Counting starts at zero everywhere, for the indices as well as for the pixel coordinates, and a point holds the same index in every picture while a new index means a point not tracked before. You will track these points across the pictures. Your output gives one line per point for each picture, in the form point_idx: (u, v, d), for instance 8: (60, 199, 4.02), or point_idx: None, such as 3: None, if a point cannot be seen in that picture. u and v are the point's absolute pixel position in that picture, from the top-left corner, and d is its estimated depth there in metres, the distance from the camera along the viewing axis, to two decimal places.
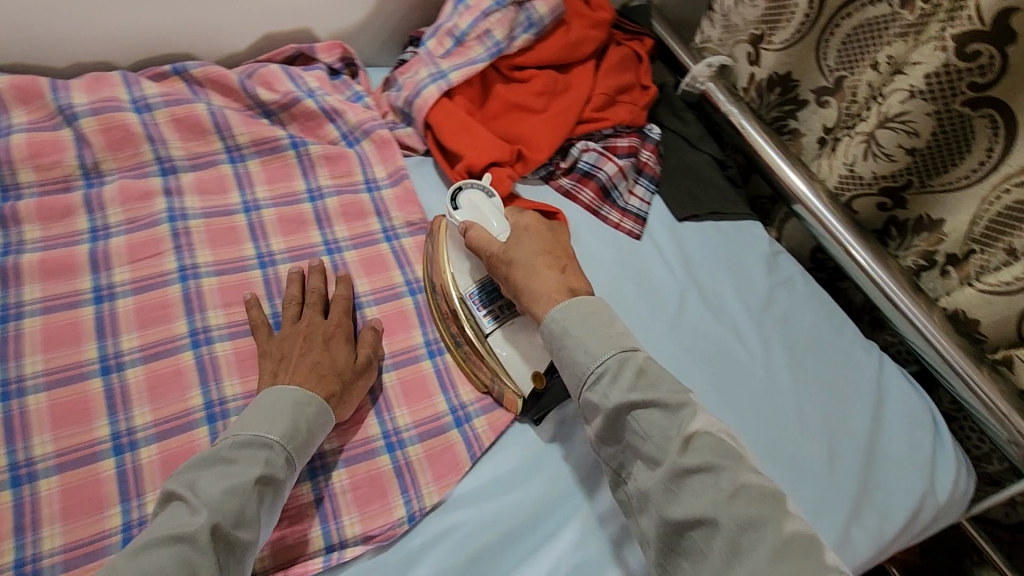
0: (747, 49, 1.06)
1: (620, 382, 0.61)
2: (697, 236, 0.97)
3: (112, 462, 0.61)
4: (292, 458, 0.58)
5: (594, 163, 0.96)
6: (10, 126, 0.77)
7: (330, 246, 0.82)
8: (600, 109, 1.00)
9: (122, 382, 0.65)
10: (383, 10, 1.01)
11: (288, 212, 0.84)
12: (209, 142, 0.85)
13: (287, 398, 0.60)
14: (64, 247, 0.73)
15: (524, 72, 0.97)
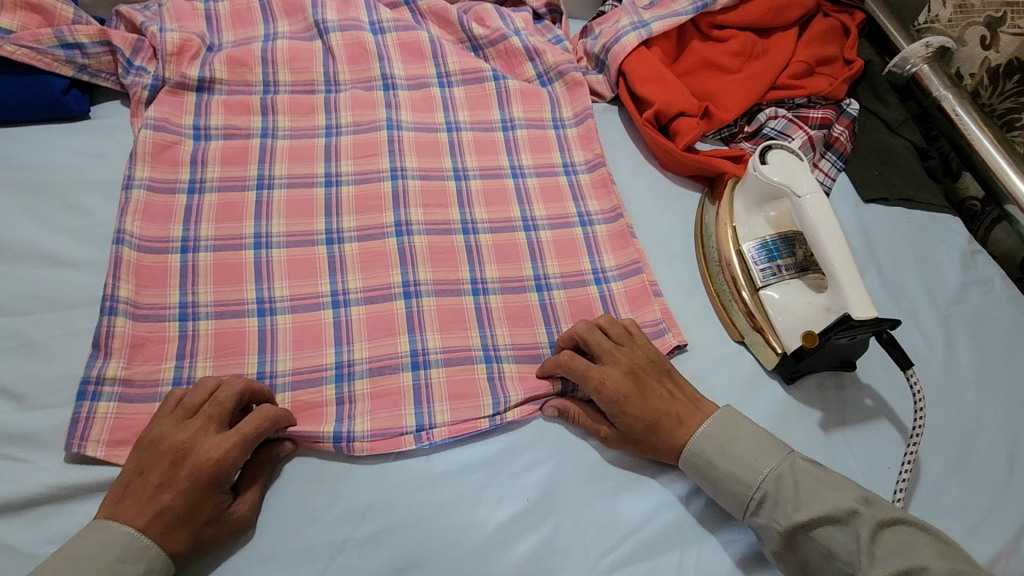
0: (981, 31, 0.99)
1: (783, 505, 0.59)
2: (882, 220, 0.92)
3: (331, 312, 0.72)
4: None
5: (782, 130, 0.94)
6: (277, 34, 0.92)
7: (516, 171, 0.88)
8: (796, 77, 0.97)
9: (341, 253, 0.76)
10: None
11: (483, 136, 0.90)
12: (425, 67, 0.94)
13: (102, 555, 0.52)
14: (305, 138, 0.86)
15: (723, 31, 0.97)
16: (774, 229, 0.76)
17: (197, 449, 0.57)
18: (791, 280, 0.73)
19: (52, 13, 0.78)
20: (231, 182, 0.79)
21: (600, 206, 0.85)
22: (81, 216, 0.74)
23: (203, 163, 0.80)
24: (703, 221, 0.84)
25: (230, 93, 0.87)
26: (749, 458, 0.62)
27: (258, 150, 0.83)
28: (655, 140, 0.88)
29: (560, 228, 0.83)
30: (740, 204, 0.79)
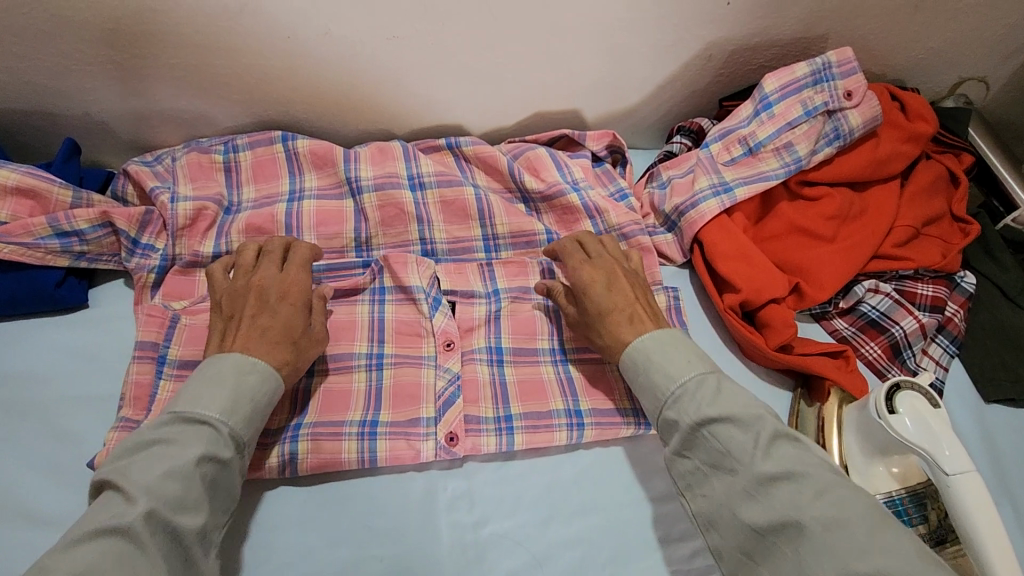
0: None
1: (698, 399, 0.58)
2: (1012, 428, 0.77)
3: (355, 451, 0.64)
4: (236, 434, 0.56)
5: (887, 312, 0.80)
6: (304, 190, 0.81)
7: (558, 353, 0.74)
8: (900, 244, 0.83)
9: (370, 457, 0.64)
10: (659, 94, 0.92)
11: (523, 313, 0.76)
12: (470, 228, 0.82)
13: (229, 366, 0.58)
14: (347, 309, 0.75)
15: (816, 189, 0.83)
16: (900, 484, 0.63)
17: (273, 313, 0.63)
18: None
19: (49, 201, 0.69)
20: None
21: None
22: (69, 445, 0.62)
23: None
24: None
25: None
26: (679, 361, 0.61)
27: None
28: (742, 333, 0.75)
29: (607, 426, 0.69)
30: (852, 440, 0.65)
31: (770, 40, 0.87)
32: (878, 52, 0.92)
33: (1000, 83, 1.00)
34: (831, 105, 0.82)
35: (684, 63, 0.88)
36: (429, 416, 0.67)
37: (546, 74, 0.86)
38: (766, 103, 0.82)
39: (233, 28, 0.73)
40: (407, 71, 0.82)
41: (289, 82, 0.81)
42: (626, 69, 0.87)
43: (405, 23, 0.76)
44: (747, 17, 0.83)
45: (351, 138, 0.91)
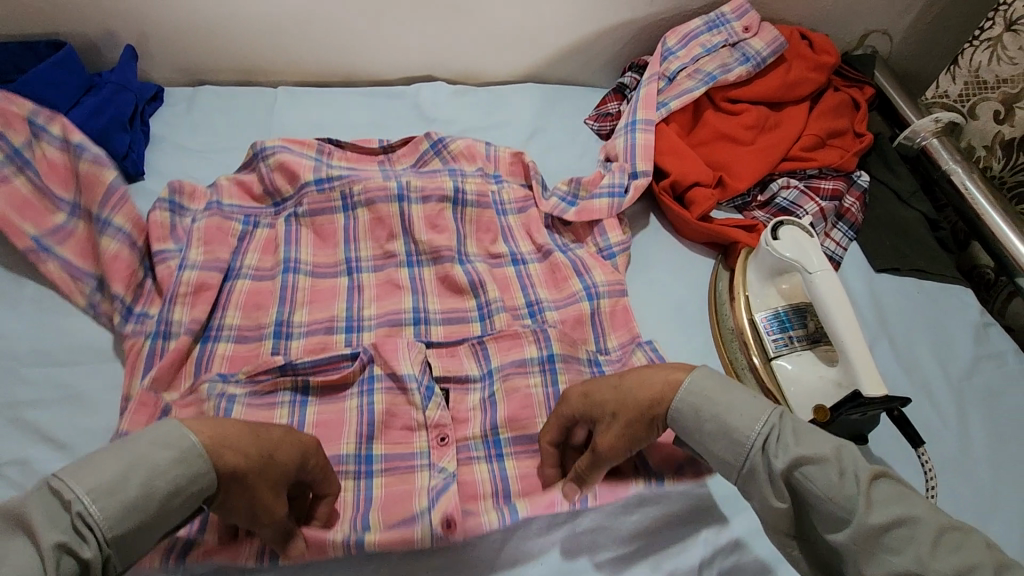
0: (995, 106, 1.02)
1: (786, 442, 0.53)
2: (896, 291, 0.94)
3: (344, 337, 0.76)
4: (98, 530, 0.43)
5: (794, 201, 0.97)
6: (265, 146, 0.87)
7: (517, 257, 0.88)
8: (807, 150, 1.01)
9: (360, 341, 0.76)
10: (613, 36, 1.11)
11: (485, 214, 0.89)
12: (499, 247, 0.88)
13: (146, 438, 0.48)
14: (326, 214, 0.85)
15: (737, 104, 1.01)
16: (787, 301, 0.79)
17: (279, 452, 0.53)
18: (804, 352, 0.76)
19: (95, 180, 0.78)
20: (264, 271, 0.81)
21: (603, 276, 0.85)
22: None
23: (242, 250, 0.82)
24: (716, 289, 0.87)
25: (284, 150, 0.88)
26: (746, 407, 0.55)
27: (284, 233, 0.84)
28: (672, 211, 0.92)
29: (564, 304, 0.83)
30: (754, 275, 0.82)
31: None
32: (795, 2, 1.11)
33: (900, 34, 1.20)
34: (731, 41, 1.02)
35: (632, 7, 1.07)
36: (420, 450, 0.68)
37: (516, 14, 1.05)
38: (670, 51, 1.01)
39: None
40: (402, 9, 1.01)
41: (307, 13, 1.00)
42: (582, 10, 1.06)
43: None
44: None
45: (357, 69, 1.10)
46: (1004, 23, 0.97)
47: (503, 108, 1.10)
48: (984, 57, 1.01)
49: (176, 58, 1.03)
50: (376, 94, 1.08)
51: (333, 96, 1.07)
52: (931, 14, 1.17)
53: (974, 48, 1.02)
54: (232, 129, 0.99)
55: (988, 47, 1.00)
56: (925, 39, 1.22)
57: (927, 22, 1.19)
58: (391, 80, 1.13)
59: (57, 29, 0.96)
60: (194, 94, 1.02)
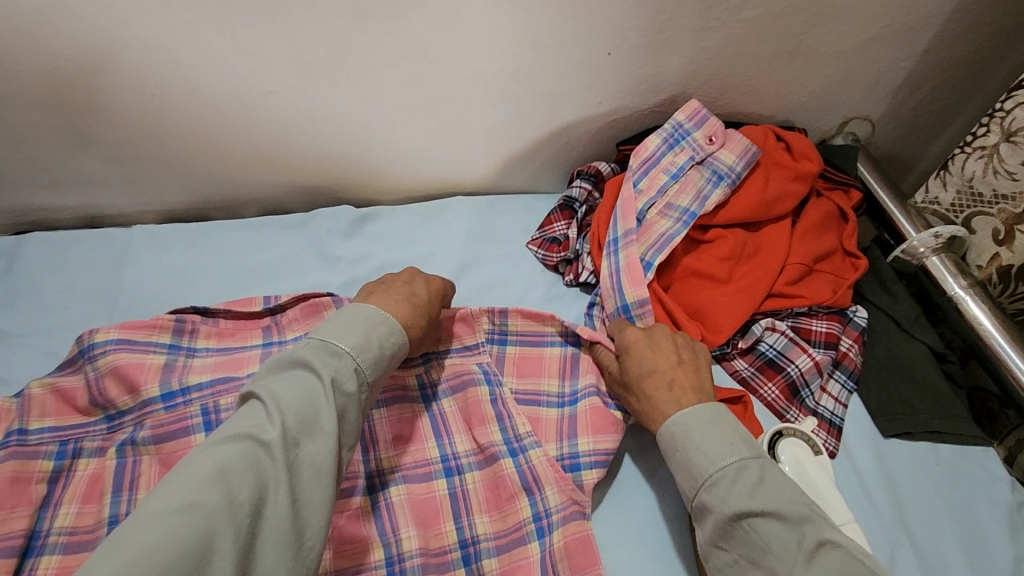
0: (995, 224, 0.87)
1: (734, 490, 0.55)
2: (910, 462, 0.77)
3: None
4: (362, 371, 0.56)
5: (783, 351, 0.80)
6: (99, 342, 0.65)
7: (450, 462, 0.68)
8: (794, 281, 0.84)
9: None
10: (557, 140, 0.94)
11: (402, 411, 0.70)
12: (426, 448, 0.69)
13: (362, 316, 0.59)
14: (178, 435, 0.62)
15: (708, 233, 0.85)
16: None
17: (418, 288, 0.69)
18: None
19: None
20: (82, 534, 0.58)
21: (558, 494, 0.65)
22: None
23: (56, 504, 0.59)
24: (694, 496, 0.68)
25: (120, 346, 0.66)
26: (720, 443, 0.59)
27: (118, 469, 0.61)
28: None
29: (509, 547, 0.64)
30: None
31: (658, 86, 0.88)
32: (767, 94, 0.94)
33: (884, 120, 1.04)
34: (697, 157, 0.86)
35: (574, 110, 0.89)
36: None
37: (435, 122, 0.86)
38: (631, 181, 0.86)
39: (100, 82, 0.72)
40: (291, 125, 0.81)
41: (167, 135, 0.79)
42: (516, 114, 0.88)
43: (276, 75, 0.75)
44: (630, 66, 0.84)
45: (245, 192, 0.89)
46: (999, 133, 0.83)
47: (429, 236, 0.89)
48: (978, 167, 0.87)
49: (8, 196, 0.82)
50: (267, 225, 0.86)
51: (204, 236, 0.83)
52: (919, 98, 1.01)
53: (966, 155, 0.88)
54: (69, 294, 0.76)
55: (982, 155, 0.86)
56: (912, 124, 1.06)
57: (913, 107, 1.03)
58: (289, 200, 0.92)
59: None
60: (18, 244, 0.79)
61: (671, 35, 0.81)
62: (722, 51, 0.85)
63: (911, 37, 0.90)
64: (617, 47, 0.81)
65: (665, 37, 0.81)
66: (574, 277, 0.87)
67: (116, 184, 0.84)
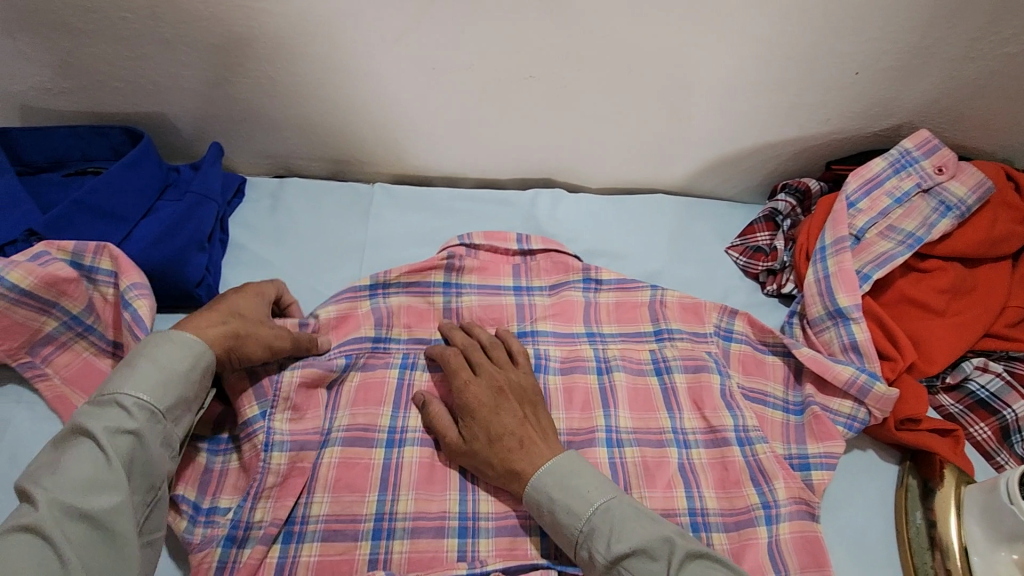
0: None
1: (608, 535, 0.55)
2: None
3: (456, 541, 0.62)
4: (154, 404, 0.54)
5: (998, 393, 0.78)
6: (389, 281, 0.77)
7: (679, 436, 0.73)
8: (1012, 324, 0.82)
9: (473, 553, 0.62)
10: (770, 152, 0.93)
11: (637, 383, 0.77)
12: (658, 419, 0.74)
13: (172, 357, 0.56)
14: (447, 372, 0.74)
15: (928, 262, 0.83)
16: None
17: (505, 411, 0.64)
18: None
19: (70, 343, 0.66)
20: (358, 433, 0.67)
21: (786, 489, 0.68)
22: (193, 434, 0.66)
23: (334, 406, 0.69)
24: (908, 519, 0.68)
25: (409, 291, 0.78)
26: (584, 491, 0.58)
27: (395, 385, 0.71)
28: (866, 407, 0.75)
29: (737, 526, 0.67)
30: (975, 527, 0.66)
31: (891, 111, 0.87)
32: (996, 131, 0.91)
33: None
34: (924, 185, 0.83)
35: (800, 126, 0.89)
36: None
37: (662, 122, 0.88)
38: (852, 202, 0.82)
39: (383, 56, 0.77)
40: (531, 111, 0.85)
41: (424, 109, 0.84)
42: (742, 122, 0.88)
43: (544, 64, 0.78)
44: (872, 88, 0.84)
45: (463, 166, 0.94)
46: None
47: (633, 232, 0.93)
48: None
49: (262, 145, 0.89)
50: (484, 199, 0.92)
51: (435, 200, 0.90)
52: None
53: None
54: (320, 241, 0.84)
55: None
56: None
57: None
58: (501, 181, 0.97)
59: (134, 112, 0.82)
60: (279, 187, 0.87)
61: (924, 63, 0.81)
62: (970, 82, 0.84)
63: None
64: (867, 68, 0.81)
65: (917, 62, 0.81)
66: (776, 288, 0.88)
67: (356, 146, 0.90)
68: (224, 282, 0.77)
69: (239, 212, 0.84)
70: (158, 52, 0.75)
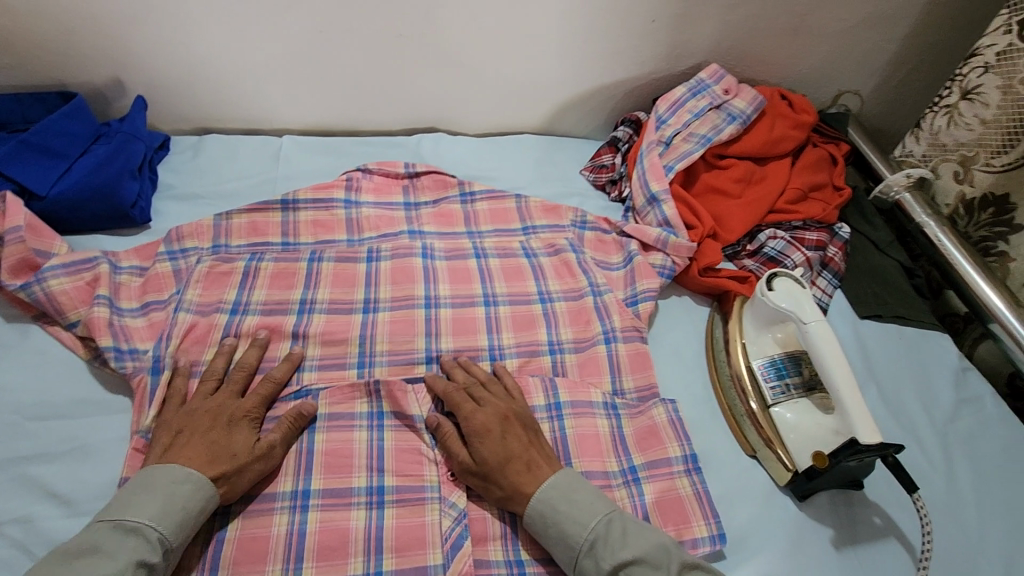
0: (955, 167, 1.10)
1: (611, 544, 0.64)
2: (880, 335, 0.98)
3: (356, 371, 0.80)
4: (165, 540, 0.59)
5: (781, 250, 1.02)
6: (297, 199, 0.94)
7: (544, 295, 0.93)
8: (791, 202, 1.07)
9: (372, 375, 0.80)
10: (607, 92, 1.17)
11: (509, 263, 0.97)
12: (527, 285, 0.94)
13: (164, 477, 0.62)
14: (348, 262, 0.91)
15: (726, 160, 1.07)
16: (782, 348, 0.83)
17: (511, 438, 0.71)
18: (799, 400, 0.78)
19: None
20: (274, 305, 0.84)
21: (621, 321, 0.89)
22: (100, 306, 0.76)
23: (252, 286, 0.85)
24: (713, 335, 0.91)
25: (316, 210, 0.96)
26: (583, 509, 0.66)
27: (304, 274, 0.88)
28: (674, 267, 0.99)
29: (584, 348, 0.87)
30: (749, 326, 0.86)
31: (690, 50, 1.12)
32: (775, 66, 1.19)
33: (870, 94, 1.28)
34: (715, 103, 1.08)
35: (624, 68, 1.13)
36: (431, 484, 0.72)
37: (513, 69, 1.10)
38: (661, 120, 1.07)
39: (277, 19, 0.95)
40: (406, 66, 1.05)
41: (320, 69, 1.03)
42: (577, 68, 1.12)
43: (411, 25, 0.99)
44: (669, 33, 1.09)
45: (359, 120, 1.14)
46: (959, 92, 1.06)
47: (505, 161, 1.14)
48: (943, 122, 1.10)
49: (184, 107, 1.06)
50: (379, 144, 1.11)
51: (336, 146, 1.09)
52: (897, 79, 1.26)
53: (935, 113, 1.12)
54: (237, 177, 1.00)
55: (945, 113, 1.09)
56: (892, 100, 1.31)
57: (893, 85, 1.28)
58: (395, 132, 1.17)
59: (70, 82, 0.98)
60: (199, 141, 1.04)
61: (703, 12, 1.07)
62: (742, 25, 1.10)
63: (891, 22, 1.14)
64: (660, 16, 1.06)
65: (697, 10, 1.06)
66: (618, 195, 1.11)
67: (265, 104, 1.08)
68: (157, 211, 0.93)
69: (166, 160, 1.00)
70: (88, 26, 0.91)
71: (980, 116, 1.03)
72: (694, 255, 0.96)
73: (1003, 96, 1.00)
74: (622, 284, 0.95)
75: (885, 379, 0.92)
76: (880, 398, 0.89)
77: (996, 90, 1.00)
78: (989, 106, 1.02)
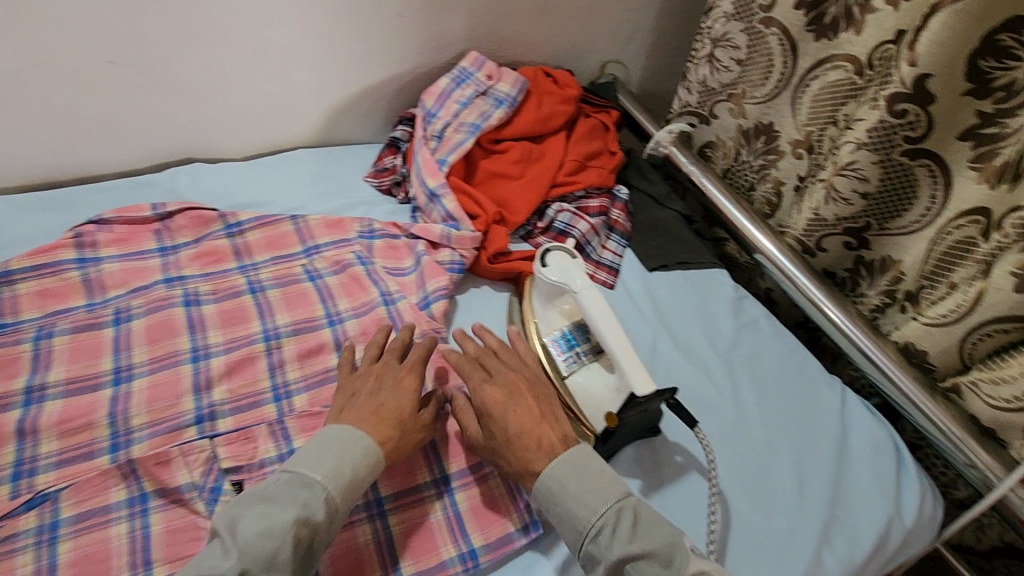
0: (728, 105, 1.17)
1: (619, 534, 0.61)
2: (667, 284, 1.05)
3: (110, 456, 0.69)
4: (332, 500, 0.61)
5: (568, 222, 1.05)
6: (10, 270, 0.80)
7: (333, 317, 0.87)
8: (571, 173, 1.11)
9: (128, 456, 0.69)
10: (375, 93, 1.13)
11: (291, 290, 0.89)
12: (313, 309, 0.87)
13: (336, 442, 0.64)
14: (90, 330, 0.78)
15: (502, 144, 1.08)
16: (568, 319, 0.85)
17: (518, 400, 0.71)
18: (591, 364, 0.80)
19: None
20: None
21: (417, 326, 0.85)
22: None
23: None
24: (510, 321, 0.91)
25: (40, 278, 0.82)
26: (596, 490, 0.64)
27: (30, 356, 0.74)
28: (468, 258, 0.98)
29: None
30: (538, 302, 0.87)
31: (447, 40, 1.11)
32: (535, 45, 1.22)
33: (631, 62, 1.37)
34: (480, 90, 1.08)
35: (383, 66, 1.09)
36: None
37: (261, 82, 1.02)
38: (431, 114, 1.07)
39: None
40: (130, 95, 0.94)
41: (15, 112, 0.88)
42: (333, 73, 1.06)
43: (118, 49, 0.88)
44: (419, 24, 1.07)
45: (92, 164, 0.99)
46: (710, 42, 1.16)
47: (277, 181, 1.06)
48: (707, 69, 1.19)
49: None
50: (119, 187, 0.97)
51: (64, 198, 0.94)
52: (649, 44, 1.36)
53: (698, 64, 1.21)
54: None
55: (706, 62, 1.18)
56: (652, 64, 1.41)
57: (649, 51, 1.37)
58: (144, 169, 1.04)
59: None
60: None
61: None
62: (490, 9, 1.11)
63: None
64: (403, 9, 1.03)
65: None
66: (406, 196, 1.08)
67: None
68: None
69: None
70: None
71: (734, 57, 1.13)
72: (482, 243, 0.96)
73: (748, 37, 1.09)
74: (416, 288, 0.92)
75: (674, 325, 0.98)
76: (671, 345, 0.95)
77: (740, 33, 1.10)
78: (740, 48, 1.11)
